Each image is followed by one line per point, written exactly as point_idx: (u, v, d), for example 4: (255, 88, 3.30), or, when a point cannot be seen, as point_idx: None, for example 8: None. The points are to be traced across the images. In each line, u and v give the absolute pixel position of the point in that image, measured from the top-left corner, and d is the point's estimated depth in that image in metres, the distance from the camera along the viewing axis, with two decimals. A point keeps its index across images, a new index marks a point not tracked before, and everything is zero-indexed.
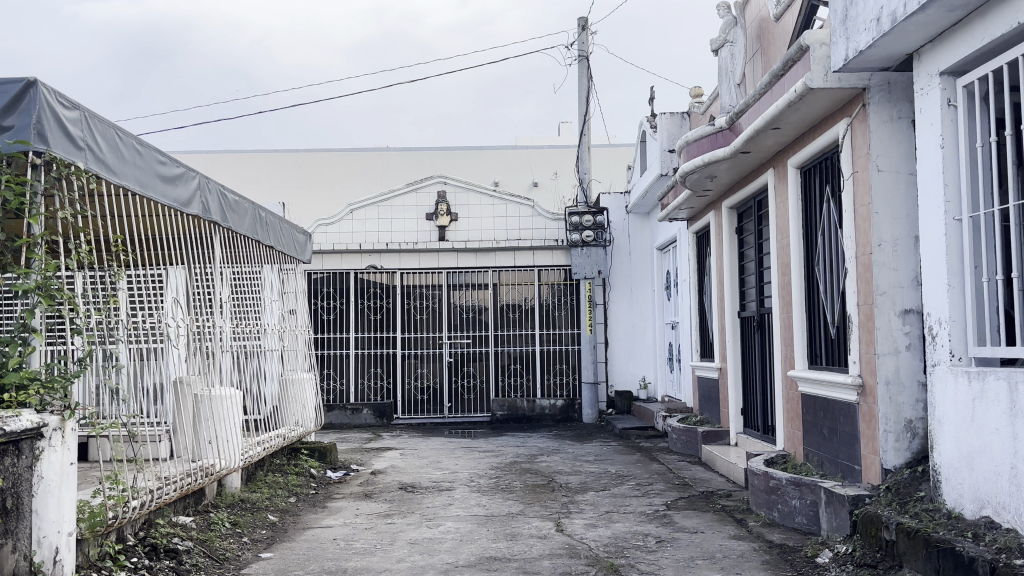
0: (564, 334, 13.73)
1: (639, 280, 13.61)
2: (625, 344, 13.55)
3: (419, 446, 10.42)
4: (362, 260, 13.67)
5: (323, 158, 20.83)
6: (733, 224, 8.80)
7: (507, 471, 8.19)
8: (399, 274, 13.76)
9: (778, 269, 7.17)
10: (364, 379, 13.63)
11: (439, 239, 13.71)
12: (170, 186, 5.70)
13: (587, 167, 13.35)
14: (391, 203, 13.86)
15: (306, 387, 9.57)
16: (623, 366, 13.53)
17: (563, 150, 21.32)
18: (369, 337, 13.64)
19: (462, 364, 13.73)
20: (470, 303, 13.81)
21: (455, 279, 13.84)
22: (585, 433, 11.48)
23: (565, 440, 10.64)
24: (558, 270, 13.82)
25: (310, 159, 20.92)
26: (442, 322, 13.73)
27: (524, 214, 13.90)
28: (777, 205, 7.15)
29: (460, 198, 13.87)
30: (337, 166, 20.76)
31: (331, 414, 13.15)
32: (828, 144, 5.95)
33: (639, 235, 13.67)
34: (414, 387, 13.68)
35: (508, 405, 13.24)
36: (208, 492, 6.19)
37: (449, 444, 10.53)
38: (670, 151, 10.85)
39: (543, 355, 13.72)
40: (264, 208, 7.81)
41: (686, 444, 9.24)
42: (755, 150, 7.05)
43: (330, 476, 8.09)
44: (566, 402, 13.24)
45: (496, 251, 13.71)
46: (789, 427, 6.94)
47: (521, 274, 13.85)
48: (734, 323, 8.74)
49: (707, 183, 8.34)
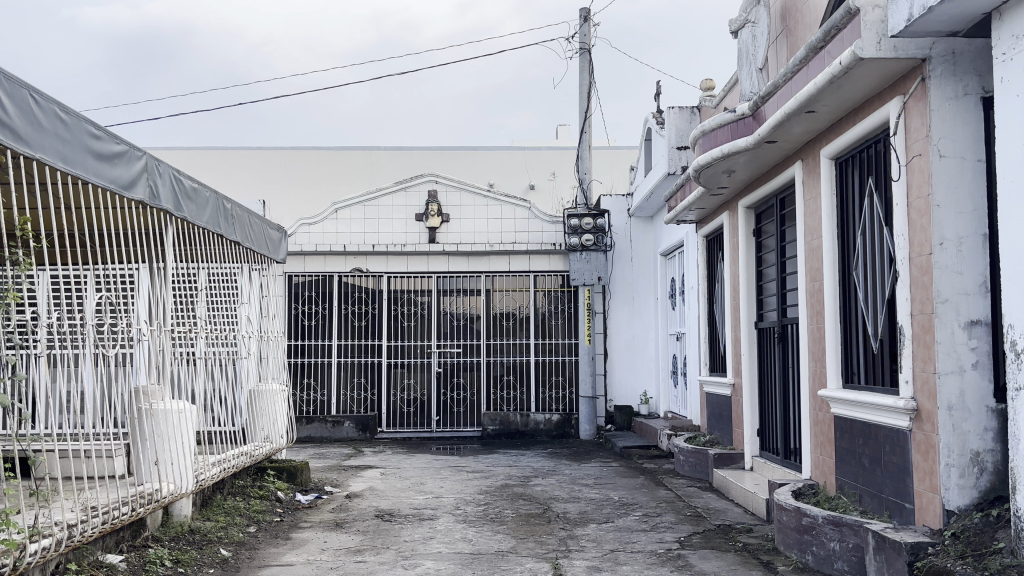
0: (561, 344, 12.90)
1: (641, 289, 12.79)
2: (625, 355, 12.74)
3: (402, 465, 9.55)
4: (347, 263, 12.84)
5: (311, 156, 20.00)
6: (750, 225, 7.98)
7: (498, 497, 7.34)
8: (385, 278, 12.93)
9: (806, 274, 6.36)
10: (346, 390, 12.78)
11: (429, 242, 12.88)
12: (107, 165, 4.87)
13: (587, 166, 12.49)
14: (378, 202, 13.01)
15: (278, 399, 8.72)
16: (623, 380, 12.71)
17: (561, 152, 20.54)
18: (353, 345, 12.81)
19: (451, 376, 12.90)
20: (462, 310, 12.98)
21: (446, 284, 13.01)
22: (583, 451, 10.63)
23: (562, 460, 9.79)
24: (555, 276, 13.01)
25: (297, 157, 20.08)
26: (431, 330, 12.89)
27: (519, 216, 13.08)
28: (805, 203, 6.36)
29: (451, 198, 13.04)
30: (325, 164, 19.92)
31: (310, 426, 12.29)
32: (875, 127, 5.14)
33: (642, 240, 12.86)
34: (400, 399, 12.85)
35: (500, 420, 12.41)
36: (149, 522, 5.33)
37: (435, 463, 9.67)
38: (678, 148, 10.09)
39: (538, 367, 12.90)
40: (230, 198, 6.98)
41: (695, 468, 8.41)
42: (782, 138, 6.24)
43: (300, 500, 7.23)
44: (561, 417, 12.41)
45: (489, 255, 12.89)
46: (817, 453, 6.13)
47: (516, 280, 13.02)
48: (750, 335, 7.92)
49: (723, 180, 7.54)
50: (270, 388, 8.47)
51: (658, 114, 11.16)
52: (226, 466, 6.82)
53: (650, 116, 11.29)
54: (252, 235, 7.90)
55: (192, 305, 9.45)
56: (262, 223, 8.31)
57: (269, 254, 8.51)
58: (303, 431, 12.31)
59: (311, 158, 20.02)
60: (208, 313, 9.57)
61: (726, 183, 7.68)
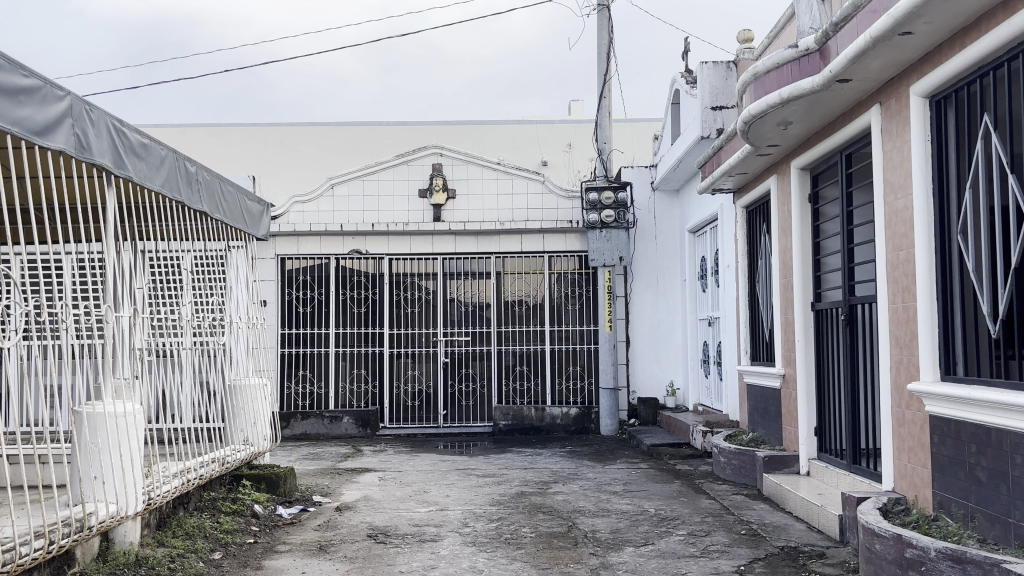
0: (578, 332, 11.79)
1: (667, 270, 11.65)
2: (650, 343, 11.64)
3: (404, 467, 8.47)
4: (345, 244, 11.78)
5: (309, 133, 18.93)
6: (805, 190, 6.85)
7: (514, 510, 6.26)
8: (387, 260, 11.86)
9: (885, 242, 5.22)
10: (345, 382, 11.72)
11: (434, 220, 11.78)
12: (14, 102, 3.81)
13: (606, 135, 11.33)
14: (378, 176, 11.91)
15: (264, 398, 7.59)
16: (648, 370, 11.61)
17: (576, 124, 19.36)
18: (353, 334, 11.74)
19: (460, 366, 11.82)
20: (470, 296, 11.88)
21: (452, 267, 11.92)
22: (606, 450, 9.54)
23: (583, 461, 8.71)
24: (572, 257, 11.89)
25: (296, 135, 19.01)
26: (437, 317, 11.80)
27: (533, 191, 11.94)
28: (885, 155, 5.22)
29: (457, 172, 11.93)
30: (324, 141, 18.83)
31: (305, 423, 11.23)
32: (999, 47, 4.00)
33: (667, 217, 11.71)
34: (404, 391, 11.80)
35: (513, 415, 11.33)
36: (78, 553, 4.29)
37: (441, 465, 8.58)
38: (713, 108, 8.95)
39: (554, 355, 11.79)
40: (193, 160, 5.88)
41: (740, 472, 7.31)
42: (858, 76, 5.09)
43: (281, 515, 6.17)
44: (581, 410, 11.32)
45: (499, 235, 11.81)
46: (902, 460, 5.00)
47: (529, 262, 11.91)
48: (806, 318, 6.78)
49: (776, 135, 6.42)
50: (252, 383, 7.32)
51: (688, 73, 9.99)
52: (195, 476, 5.78)
53: (678, 76, 10.15)
54: (229, 206, 6.78)
55: (170, 289, 8.40)
56: (243, 192, 7.17)
57: (250, 232, 7.34)
58: (298, 428, 11.25)
59: (310, 135, 18.91)
60: (188, 300, 8.50)
61: (779, 140, 6.56)
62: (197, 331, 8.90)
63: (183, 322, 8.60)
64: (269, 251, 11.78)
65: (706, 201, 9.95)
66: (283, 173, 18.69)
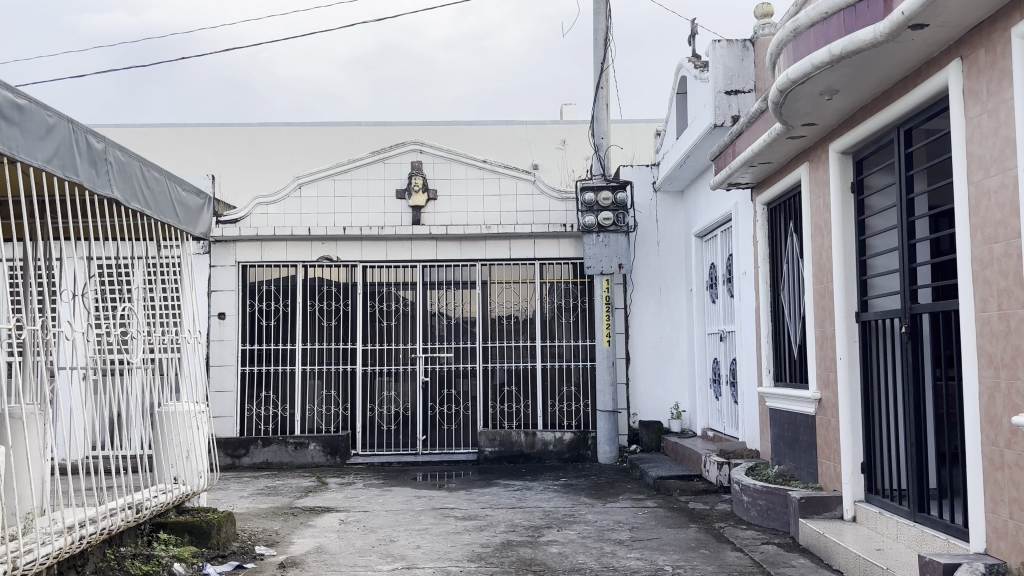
0: (571, 348, 10.63)
1: (670, 279, 10.54)
2: (652, 360, 10.50)
3: (372, 506, 7.28)
4: (313, 250, 10.63)
5: (282, 135, 17.75)
6: (847, 178, 5.74)
7: (499, 567, 5.08)
8: (360, 268, 10.70)
9: (966, 234, 4.12)
10: (312, 404, 10.53)
11: (413, 223, 10.60)
12: None
13: (603, 130, 10.22)
14: (351, 174, 10.74)
15: (200, 429, 6.26)
16: (650, 390, 10.46)
17: (569, 124, 18.18)
18: (322, 350, 10.55)
19: (442, 386, 10.63)
20: (453, 308, 10.70)
21: (433, 276, 10.76)
22: (606, 483, 8.38)
23: (581, 498, 7.53)
24: (566, 265, 10.76)
25: (267, 136, 17.82)
26: (416, 332, 10.62)
27: (522, 192, 10.78)
28: (967, 122, 4.11)
29: (439, 170, 10.78)
30: (298, 143, 17.63)
31: (267, 450, 10.03)
32: None
33: (671, 220, 10.61)
34: (378, 415, 10.58)
35: (501, 441, 10.14)
36: None
37: (415, 502, 7.39)
38: (727, 93, 7.90)
39: (545, 373, 10.61)
40: (97, 133, 4.66)
41: (769, 514, 6.17)
42: (937, 20, 3.96)
43: (208, 575, 4.95)
44: (576, 435, 10.14)
45: (485, 240, 10.67)
46: (996, 513, 3.87)
47: (518, 271, 10.77)
48: (851, 330, 5.65)
49: (815, 108, 5.31)
50: (181, 411, 5.98)
51: (697, 56, 8.92)
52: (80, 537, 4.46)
53: (685, 61, 9.09)
54: (155, 196, 5.52)
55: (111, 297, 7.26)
56: (176, 181, 5.90)
57: (184, 229, 6.06)
58: (259, 456, 10.04)
59: (282, 136, 17.73)
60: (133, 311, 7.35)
61: (816, 114, 5.45)
62: (143, 347, 7.73)
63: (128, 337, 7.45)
64: (228, 258, 10.59)
65: (718, 200, 8.87)
66: (253, 176, 17.47)
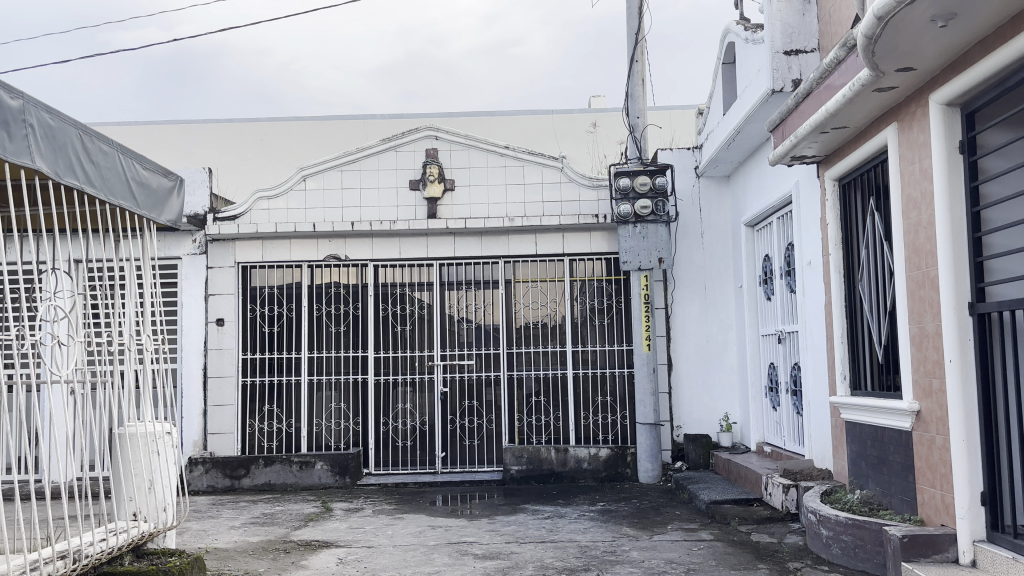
0: (606, 353, 9.52)
1: (717, 275, 9.45)
2: (697, 366, 9.39)
3: (378, 540, 6.22)
4: (319, 249, 9.66)
5: (292, 131, 16.83)
6: (953, 135, 4.61)
7: None
8: (371, 268, 9.71)
9: None
10: (319, 418, 9.54)
11: (428, 217, 9.59)
12: None
13: (639, 108, 9.13)
14: (361, 164, 9.75)
15: (170, 452, 5.15)
16: (697, 401, 9.35)
17: (598, 111, 16.98)
18: (329, 359, 9.57)
19: (462, 398, 9.58)
20: (474, 311, 9.64)
21: (452, 275, 9.73)
22: (649, 509, 7.27)
23: (622, 529, 6.43)
24: (597, 261, 9.67)
25: (277, 132, 16.89)
26: (434, 337, 9.59)
27: (549, 179, 9.68)
28: None
29: (457, 159, 9.72)
30: (310, 139, 16.70)
31: (269, 470, 9.04)
32: None
33: (717, 210, 9.55)
34: (393, 429, 9.56)
35: (528, 458, 9.05)
36: None
37: (428, 536, 6.33)
38: (786, 54, 6.79)
39: (576, 381, 9.52)
40: (7, 86, 3.65)
41: (856, 552, 5.03)
42: None
43: None
44: (612, 452, 9.00)
45: (509, 234, 9.62)
46: None
47: (546, 268, 9.70)
48: (963, 325, 4.50)
49: (917, 43, 4.21)
50: (142, 433, 4.88)
51: (747, 18, 7.82)
52: None
53: (731, 25, 8.00)
54: (100, 170, 4.49)
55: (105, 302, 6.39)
56: (130, 157, 4.86)
57: (145, 214, 5.00)
58: (260, 477, 9.06)
59: (293, 131, 16.80)
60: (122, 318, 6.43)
61: (917, 53, 4.35)
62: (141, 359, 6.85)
63: (121, 348, 6.58)
64: (227, 259, 9.64)
65: (779, 174, 7.74)
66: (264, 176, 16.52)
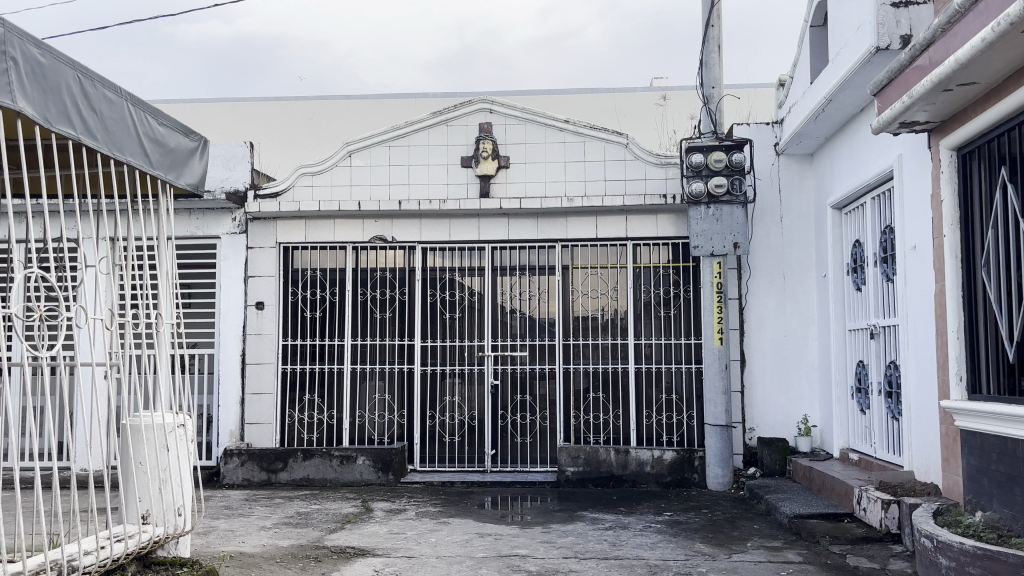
0: (672, 347, 8.72)
1: (797, 262, 8.59)
2: (773, 362, 8.55)
3: (420, 550, 5.55)
4: (365, 230, 9.05)
5: (338, 107, 14.73)
6: None
7: None
8: (419, 251, 9.07)
9: None
10: (362, 409, 8.95)
11: (481, 196, 8.90)
12: None
13: (714, 77, 8.29)
14: (410, 139, 9.10)
15: (188, 448, 4.55)
16: (772, 400, 8.51)
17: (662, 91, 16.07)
18: (373, 347, 8.97)
19: (514, 392, 8.88)
20: (528, 299, 8.92)
21: (506, 260, 9.02)
22: (723, 522, 6.47)
23: (696, 546, 5.67)
24: (664, 246, 8.86)
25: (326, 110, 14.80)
26: (485, 326, 8.91)
27: (613, 156, 8.90)
28: None
29: (512, 134, 9.00)
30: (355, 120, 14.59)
31: (308, 464, 8.48)
32: None
33: (798, 191, 8.69)
34: (440, 424, 8.92)
35: (585, 459, 8.31)
36: None
37: (475, 546, 5.65)
38: (894, 6, 5.91)
39: (639, 377, 8.75)
40: None
41: None
42: None
43: None
44: (679, 455, 8.22)
45: (567, 216, 8.87)
46: None
47: (607, 253, 8.93)
48: None
49: None
50: (154, 424, 4.28)
51: None
52: None
53: None
54: (102, 119, 3.88)
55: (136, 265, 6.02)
56: (142, 107, 4.25)
57: (158, 174, 4.40)
58: (299, 471, 8.51)
59: None
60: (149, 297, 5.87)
61: None
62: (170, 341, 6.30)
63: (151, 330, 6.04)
64: (268, 239, 9.10)
65: (878, 145, 6.85)
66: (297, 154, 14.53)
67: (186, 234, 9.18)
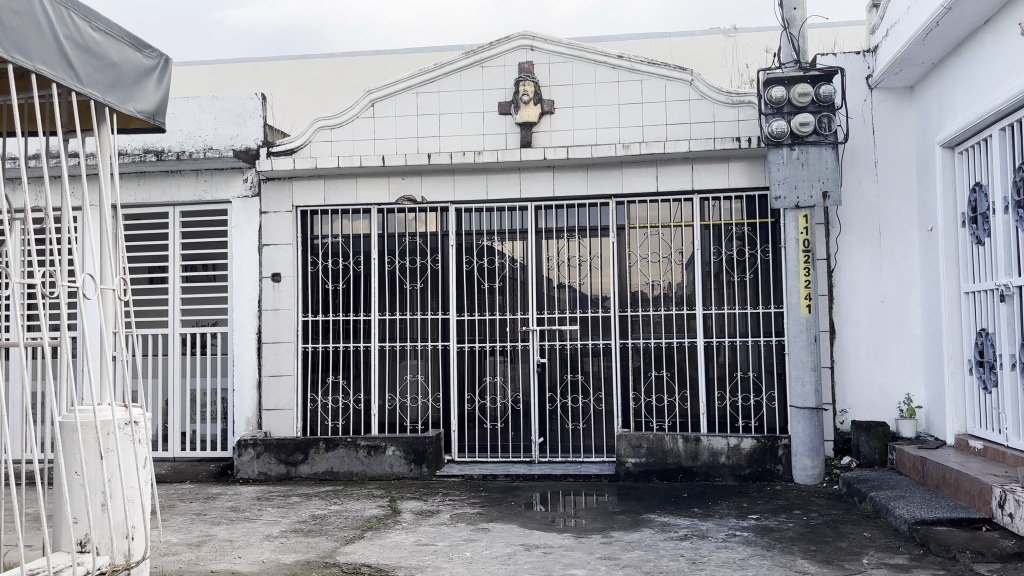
0: (748, 318, 7.48)
1: (896, 214, 7.28)
2: (869, 333, 7.26)
3: (451, 569, 4.47)
4: (391, 189, 7.97)
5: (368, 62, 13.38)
6: None
7: None
8: (452, 212, 7.96)
9: None
10: (392, 393, 7.93)
11: (522, 147, 7.75)
12: None
13: None
14: (440, 84, 7.97)
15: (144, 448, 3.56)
16: (868, 377, 7.23)
17: None
18: (404, 322, 7.92)
19: (564, 371, 7.74)
20: (578, 266, 7.76)
21: (552, 221, 7.86)
22: (825, 528, 5.27)
23: (797, 563, 4.48)
24: (736, 201, 7.61)
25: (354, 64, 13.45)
26: (528, 298, 7.79)
27: (676, 96, 7.64)
28: None
29: (556, 74, 7.81)
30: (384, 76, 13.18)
31: (331, 456, 7.49)
32: None
33: (896, 130, 7.35)
34: (479, 408, 7.86)
35: (649, 449, 7.16)
36: None
37: (520, 564, 4.55)
38: None
39: (709, 352, 7.56)
40: None
41: None
42: None
43: None
44: (759, 443, 7.02)
45: (623, 168, 7.67)
46: None
47: (669, 210, 7.71)
48: None
49: None
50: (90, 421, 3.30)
51: None
52: None
53: None
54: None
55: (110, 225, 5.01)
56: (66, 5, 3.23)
57: (91, 96, 3.39)
58: (321, 464, 7.52)
59: None
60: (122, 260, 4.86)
61: None
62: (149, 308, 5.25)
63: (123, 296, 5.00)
64: (284, 202, 8.08)
65: (1014, 61, 5.52)
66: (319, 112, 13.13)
67: (195, 199, 8.21)
